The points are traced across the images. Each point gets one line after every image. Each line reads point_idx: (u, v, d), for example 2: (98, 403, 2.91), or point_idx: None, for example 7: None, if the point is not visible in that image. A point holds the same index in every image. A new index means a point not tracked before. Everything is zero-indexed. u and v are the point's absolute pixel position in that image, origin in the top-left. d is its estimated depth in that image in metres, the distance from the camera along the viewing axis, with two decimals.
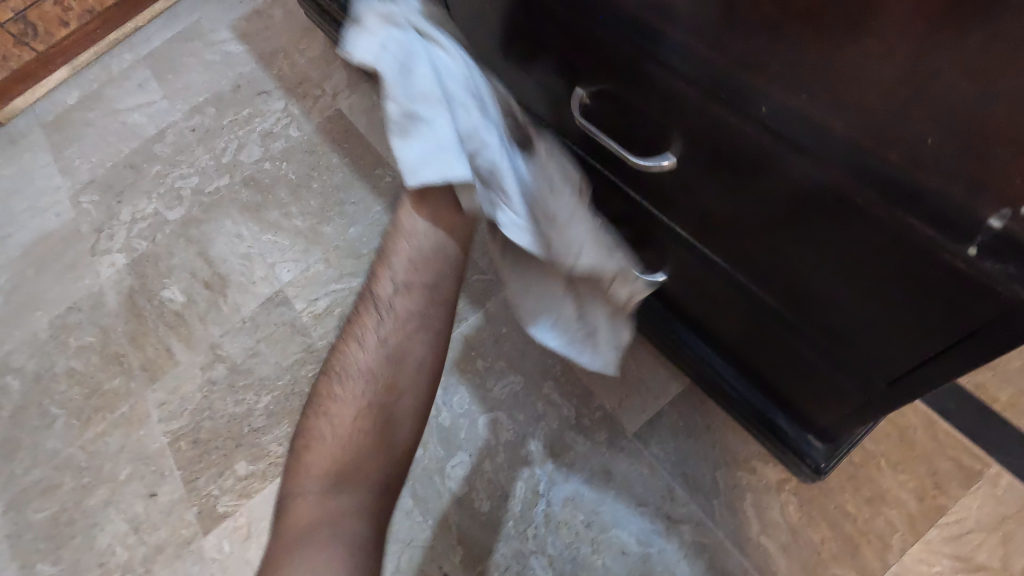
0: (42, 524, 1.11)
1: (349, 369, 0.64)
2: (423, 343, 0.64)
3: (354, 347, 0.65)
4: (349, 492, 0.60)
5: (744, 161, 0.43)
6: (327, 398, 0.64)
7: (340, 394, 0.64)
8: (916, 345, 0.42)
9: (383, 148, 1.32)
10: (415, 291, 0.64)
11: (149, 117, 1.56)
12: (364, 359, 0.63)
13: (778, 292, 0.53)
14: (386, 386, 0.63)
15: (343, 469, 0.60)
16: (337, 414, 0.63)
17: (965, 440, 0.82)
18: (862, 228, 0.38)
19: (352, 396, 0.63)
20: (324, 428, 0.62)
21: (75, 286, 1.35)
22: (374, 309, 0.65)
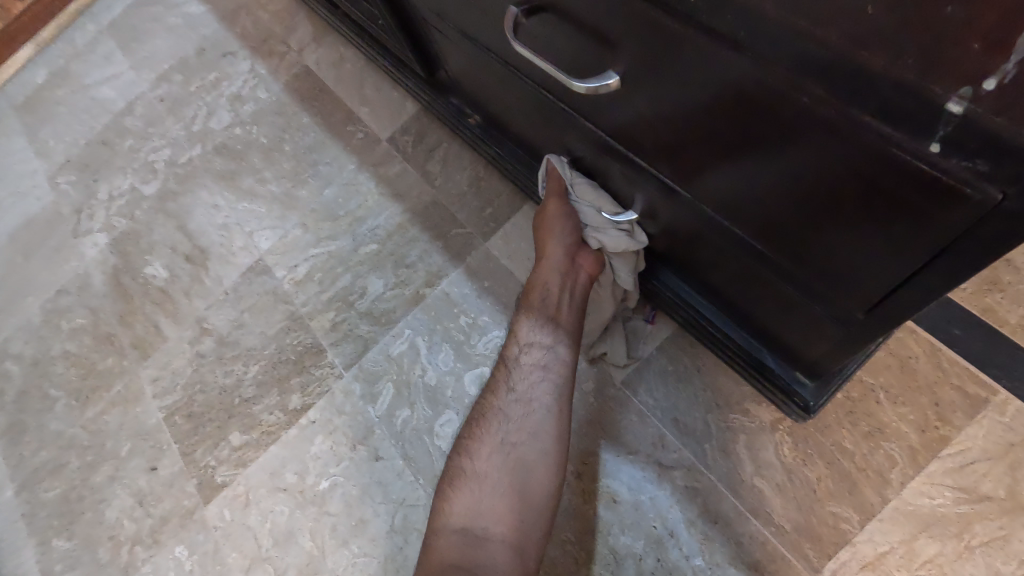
0: (54, 502, 1.14)
1: (494, 411, 0.74)
2: (550, 394, 0.73)
3: (497, 399, 0.74)
4: (483, 530, 0.66)
5: (683, 74, 0.38)
6: (466, 438, 0.74)
7: (473, 445, 0.72)
8: (888, 266, 0.37)
9: (354, 103, 1.25)
10: (553, 347, 0.75)
11: (117, 90, 1.51)
12: (509, 404, 0.73)
13: (743, 222, 0.48)
14: (514, 436, 0.71)
15: (475, 506, 0.68)
16: (473, 462, 0.71)
17: (971, 368, 0.77)
18: (814, 134, 0.33)
19: (492, 434, 0.72)
20: (470, 464, 0.71)
21: (62, 269, 1.34)
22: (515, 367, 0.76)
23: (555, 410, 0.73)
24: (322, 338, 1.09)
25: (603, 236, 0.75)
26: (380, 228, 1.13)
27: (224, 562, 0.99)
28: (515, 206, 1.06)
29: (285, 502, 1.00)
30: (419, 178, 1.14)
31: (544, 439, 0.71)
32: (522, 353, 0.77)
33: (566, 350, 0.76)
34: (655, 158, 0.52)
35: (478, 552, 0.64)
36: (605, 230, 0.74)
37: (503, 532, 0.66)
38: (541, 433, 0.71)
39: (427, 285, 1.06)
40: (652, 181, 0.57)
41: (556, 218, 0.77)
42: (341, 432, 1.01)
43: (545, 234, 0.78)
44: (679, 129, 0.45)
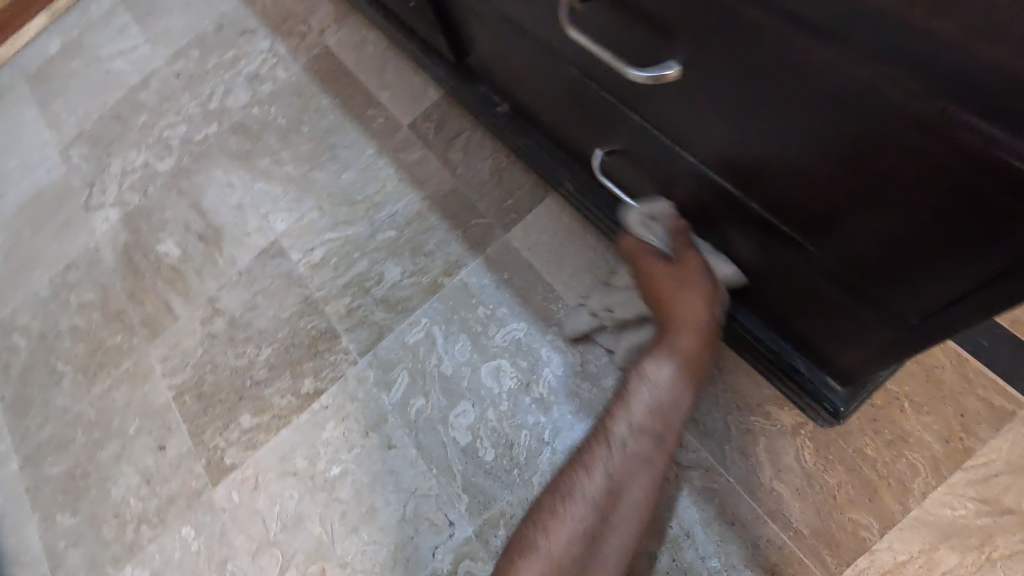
0: (59, 478, 1.13)
1: (579, 489, 0.68)
2: (642, 490, 0.68)
3: (582, 477, 0.69)
4: None
5: (754, 68, 0.38)
6: (543, 507, 0.69)
7: (551, 518, 0.67)
8: (957, 272, 0.37)
9: (374, 86, 1.23)
10: (653, 432, 0.69)
11: (131, 64, 1.48)
12: (595, 486, 0.68)
13: (797, 222, 0.47)
14: (594, 525, 0.66)
15: None
16: (550, 541, 0.66)
17: (998, 380, 0.76)
18: (898, 133, 0.32)
19: (576, 516, 0.67)
20: (545, 540, 0.66)
21: (72, 243, 1.32)
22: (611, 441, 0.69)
23: (643, 507, 0.68)
24: (336, 323, 1.08)
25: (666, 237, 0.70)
26: (398, 214, 1.12)
27: (231, 545, 0.99)
28: (536, 197, 1.05)
29: (295, 487, 0.99)
30: (439, 165, 1.13)
31: (624, 536, 0.67)
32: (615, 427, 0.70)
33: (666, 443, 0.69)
34: (705, 151, 0.51)
35: None
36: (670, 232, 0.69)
37: None
38: (623, 527, 0.67)
39: (444, 274, 1.05)
40: (695, 178, 0.57)
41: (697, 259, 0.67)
42: (353, 418, 1.00)
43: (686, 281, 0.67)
44: (738, 125, 0.44)
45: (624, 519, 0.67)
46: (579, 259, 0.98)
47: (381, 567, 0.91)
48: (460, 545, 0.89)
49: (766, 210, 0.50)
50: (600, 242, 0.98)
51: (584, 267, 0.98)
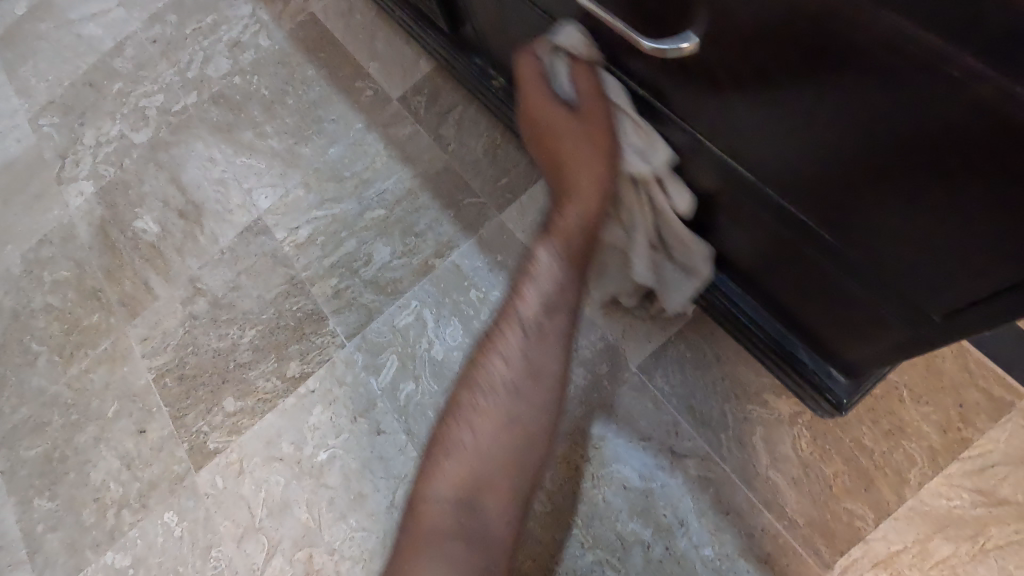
0: (36, 461, 1.09)
1: (506, 336, 0.59)
2: (566, 318, 0.58)
3: (511, 311, 0.59)
4: (474, 480, 0.56)
5: (795, 47, 0.35)
6: (482, 347, 0.60)
7: (480, 361, 0.60)
8: (997, 268, 0.35)
9: (363, 57, 1.18)
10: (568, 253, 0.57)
11: (105, 28, 1.40)
12: (524, 320, 0.58)
13: (816, 211, 0.45)
14: (524, 366, 0.58)
15: (471, 439, 0.56)
16: (483, 382, 0.58)
17: (998, 371, 0.76)
18: (952, 113, 0.30)
19: (501, 356, 0.58)
20: (483, 371, 0.59)
21: (44, 217, 1.26)
22: (519, 322, 0.58)
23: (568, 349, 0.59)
24: (324, 305, 1.04)
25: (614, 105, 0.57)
26: (388, 192, 1.08)
27: (215, 531, 0.97)
28: (532, 177, 1.01)
29: (281, 472, 0.97)
30: (431, 142, 1.08)
31: (549, 373, 0.58)
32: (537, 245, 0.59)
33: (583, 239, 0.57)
34: (719, 133, 0.48)
35: (463, 499, 0.55)
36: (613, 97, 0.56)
37: (503, 494, 0.56)
38: (546, 373, 0.58)
39: (436, 256, 1.01)
40: (706, 164, 0.54)
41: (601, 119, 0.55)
42: (341, 403, 0.98)
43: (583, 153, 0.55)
44: (764, 108, 0.41)
45: (542, 375, 0.58)
46: None
47: (370, 554, 0.90)
48: None
49: (783, 201, 0.48)
50: None
51: None
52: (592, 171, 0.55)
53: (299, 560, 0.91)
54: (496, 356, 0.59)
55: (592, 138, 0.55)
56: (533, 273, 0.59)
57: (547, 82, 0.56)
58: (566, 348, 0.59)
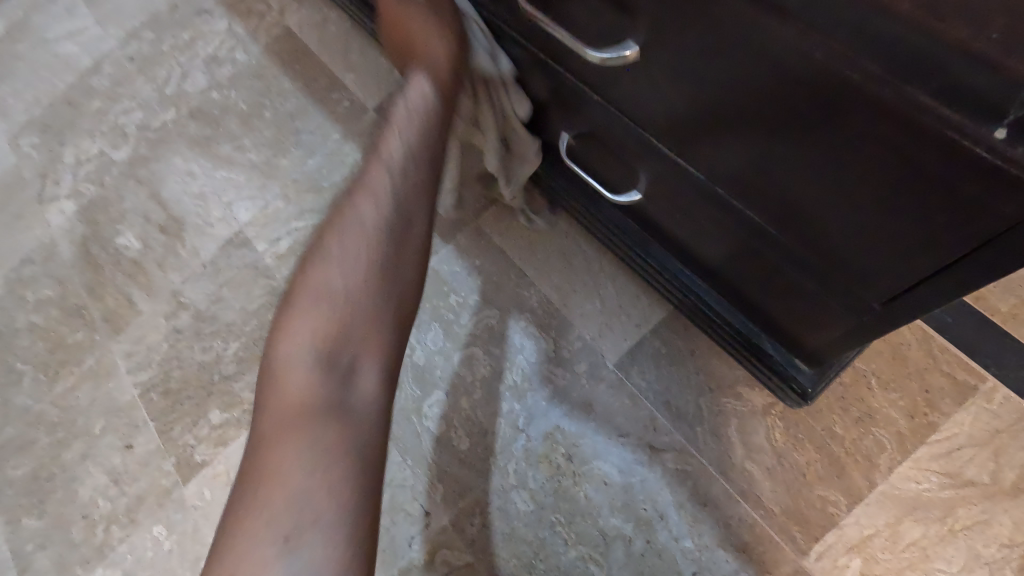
0: (23, 480, 1.09)
1: (350, 239, 0.62)
2: (416, 209, 0.64)
3: (357, 208, 0.63)
4: (331, 370, 0.59)
5: (719, 56, 0.37)
6: (318, 255, 0.62)
7: (313, 267, 0.62)
8: (921, 256, 0.37)
9: (339, 68, 1.19)
10: (407, 151, 0.64)
11: (81, 47, 1.41)
12: (368, 217, 0.62)
13: (758, 207, 0.47)
14: (373, 257, 0.62)
15: (321, 336, 0.59)
16: (331, 284, 0.61)
17: (960, 356, 0.78)
18: (860, 115, 0.32)
19: (347, 256, 0.61)
20: (330, 276, 0.61)
21: (25, 236, 1.27)
22: (368, 199, 0.63)
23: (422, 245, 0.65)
24: None
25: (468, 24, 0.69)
26: None
27: (204, 542, 0.97)
28: None
29: None
30: None
31: (396, 256, 0.62)
32: (373, 157, 0.65)
33: (428, 134, 0.65)
34: (668, 136, 0.50)
35: (313, 390, 0.58)
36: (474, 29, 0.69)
37: (362, 379, 0.59)
38: (388, 259, 0.62)
39: None
40: (660, 163, 0.56)
41: (452, 35, 0.66)
42: None
43: (434, 49, 0.66)
44: (701, 113, 0.44)
45: (374, 260, 0.62)
46: (552, 244, 0.95)
47: None
48: (436, 535, 0.87)
49: (731, 199, 0.50)
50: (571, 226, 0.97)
51: (557, 251, 0.94)
52: (440, 56, 0.66)
53: None
54: (345, 226, 0.62)
55: (446, 39, 0.66)
56: (376, 161, 0.64)
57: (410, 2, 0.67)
58: (417, 246, 0.64)
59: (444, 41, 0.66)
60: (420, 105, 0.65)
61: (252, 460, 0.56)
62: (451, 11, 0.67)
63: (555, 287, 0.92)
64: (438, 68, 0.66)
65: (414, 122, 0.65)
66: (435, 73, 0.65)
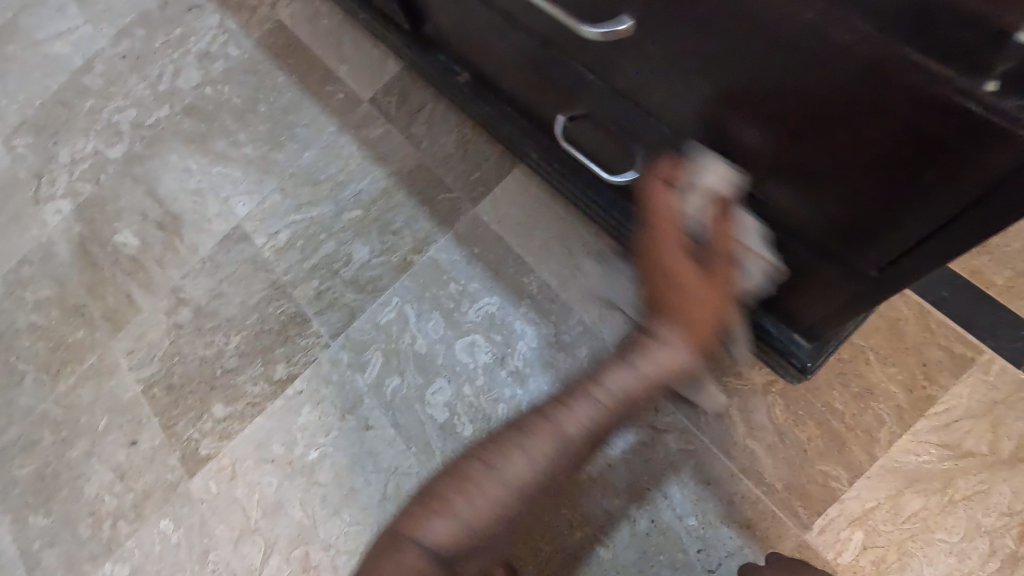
0: (28, 479, 1.10)
1: (562, 433, 0.57)
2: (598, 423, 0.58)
3: (579, 410, 0.57)
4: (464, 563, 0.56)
5: (711, 26, 0.38)
6: (533, 436, 0.57)
7: (526, 442, 0.57)
8: (919, 216, 0.38)
9: (332, 61, 1.19)
10: (653, 367, 0.55)
11: (73, 46, 1.40)
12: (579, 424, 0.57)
13: (756, 180, 0.48)
14: (554, 467, 0.57)
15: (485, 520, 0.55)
16: (521, 464, 0.56)
17: (957, 329, 0.79)
18: (853, 80, 0.33)
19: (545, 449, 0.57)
20: (522, 458, 0.56)
21: (23, 237, 1.27)
22: (561, 434, 0.57)
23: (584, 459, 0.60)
24: (306, 307, 1.05)
25: (744, 237, 0.53)
26: (364, 192, 1.09)
27: (212, 535, 0.98)
28: (503, 169, 1.03)
29: (273, 474, 0.98)
30: (403, 140, 1.10)
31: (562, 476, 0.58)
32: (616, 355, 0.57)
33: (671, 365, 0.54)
34: (661, 111, 0.51)
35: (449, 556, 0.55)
36: (753, 237, 0.54)
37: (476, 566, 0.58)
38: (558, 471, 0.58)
39: (414, 252, 1.03)
40: (654, 140, 0.56)
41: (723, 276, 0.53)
42: (328, 402, 0.99)
43: (708, 286, 0.52)
44: (695, 87, 0.44)
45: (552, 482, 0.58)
46: (550, 231, 0.97)
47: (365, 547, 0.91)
48: None
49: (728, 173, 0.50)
50: (569, 212, 0.97)
51: (555, 239, 0.97)
52: (710, 313, 0.52)
53: (295, 557, 0.93)
54: (560, 424, 0.57)
55: (710, 282, 0.52)
56: (598, 394, 0.57)
57: (679, 220, 0.51)
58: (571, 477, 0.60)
59: (715, 283, 0.52)
60: (667, 353, 0.54)
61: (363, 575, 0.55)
62: (723, 224, 0.51)
63: (554, 272, 0.95)
64: (695, 316, 0.52)
65: (657, 360, 0.54)
66: (693, 336, 0.53)
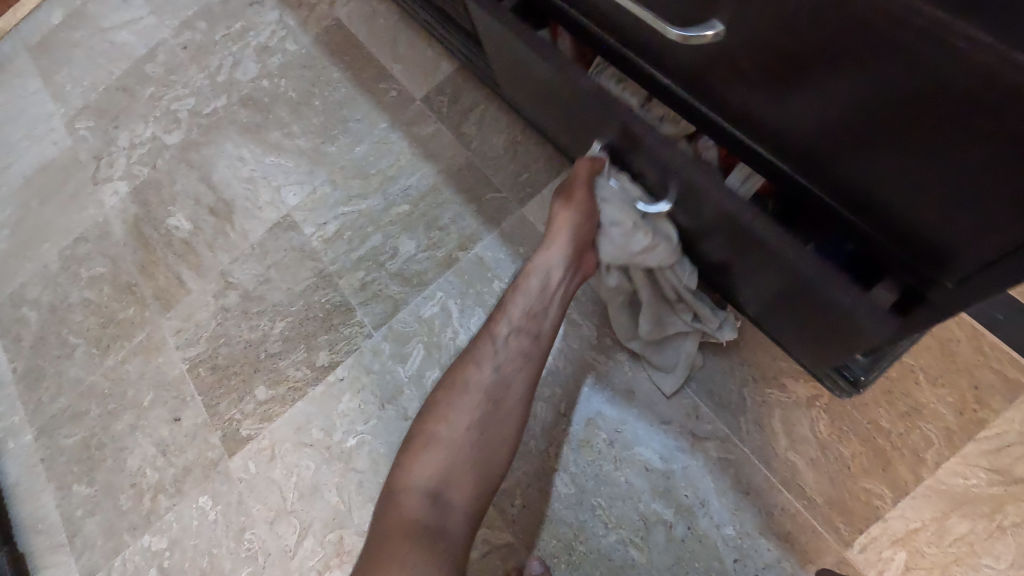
0: (74, 449, 1.13)
1: (478, 369, 0.72)
2: (523, 362, 0.72)
3: (486, 350, 0.73)
4: (449, 494, 0.66)
5: (820, 27, 0.38)
6: (465, 372, 0.72)
7: (458, 380, 0.72)
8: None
9: (387, 59, 1.22)
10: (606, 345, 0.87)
11: (137, 35, 1.46)
12: (505, 357, 0.72)
13: (842, 178, 0.48)
14: (495, 401, 0.71)
15: (447, 456, 0.67)
16: (460, 398, 0.71)
17: (1012, 353, 0.77)
18: (962, 87, 0.33)
19: (477, 386, 0.71)
20: (465, 390, 0.71)
21: (81, 215, 1.31)
22: (483, 370, 0.71)
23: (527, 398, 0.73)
24: (351, 297, 1.08)
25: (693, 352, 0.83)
26: (412, 188, 1.12)
27: (248, 514, 1.00)
28: (552, 172, 1.05)
29: (311, 458, 1.00)
30: (454, 139, 1.12)
31: (513, 417, 0.71)
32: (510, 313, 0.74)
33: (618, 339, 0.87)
34: (748, 107, 0.51)
35: (431, 480, 0.66)
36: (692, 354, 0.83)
37: (466, 507, 0.66)
38: (512, 408, 0.71)
39: (459, 248, 1.05)
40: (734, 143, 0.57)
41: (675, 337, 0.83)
42: (369, 390, 1.01)
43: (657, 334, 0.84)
44: (791, 83, 0.45)
45: (504, 427, 0.71)
46: None
47: None
48: None
49: (821, 171, 0.50)
50: None
51: None
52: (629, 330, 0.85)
53: (331, 541, 0.94)
54: (477, 364, 0.72)
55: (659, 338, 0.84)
56: (500, 335, 0.73)
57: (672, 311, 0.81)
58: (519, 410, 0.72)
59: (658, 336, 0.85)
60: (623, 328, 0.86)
61: (376, 546, 0.62)
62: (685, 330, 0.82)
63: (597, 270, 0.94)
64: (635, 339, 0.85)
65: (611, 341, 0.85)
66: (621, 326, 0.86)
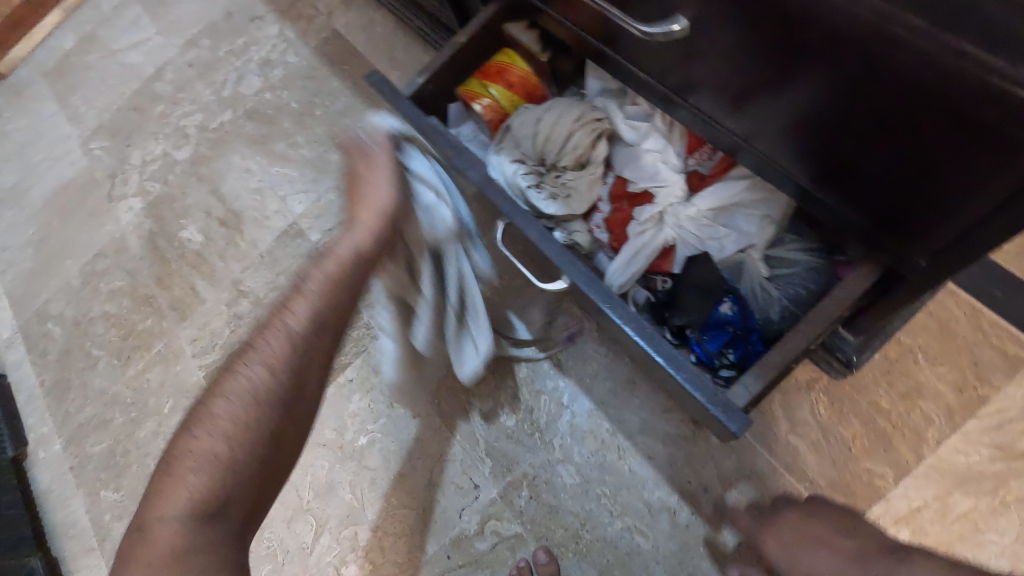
0: (100, 456, 1.18)
1: (241, 374, 0.62)
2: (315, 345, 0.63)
3: (272, 337, 0.63)
4: (209, 510, 0.56)
5: (773, 24, 0.41)
6: (233, 372, 0.62)
7: (222, 385, 0.62)
8: (987, 191, 0.38)
9: (384, 67, 1.25)
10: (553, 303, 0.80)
11: (146, 56, 1.51)
12: (278, 348, 0.63)
13: (808, 168, 0.50)
14: (269, 390, 0.61)
15: (207, 468, 0.58)
16: (223, 405, 0.61)
17: (1011, 329, 0.77)
18: (903, 72, 0.36)
19: (242, 388, 0.61)
20: (220, 399, 0.61)
21: (98, 232, 1.36)
22: (252, 364, 0.62)
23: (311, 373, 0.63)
24: None
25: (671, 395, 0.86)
26: None
27: None
28: None
29: (326, 457, 1.00)
30: None
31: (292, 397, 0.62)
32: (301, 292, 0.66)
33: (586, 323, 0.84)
34: (716, 104, 0.54)
35: (186, 503, 0.56)
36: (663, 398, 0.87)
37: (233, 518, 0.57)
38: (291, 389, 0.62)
39: None
40: (711, 140, 0.59)
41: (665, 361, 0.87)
42: (378, 389, 1.01)
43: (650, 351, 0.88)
44: (753, 78, 0.47)
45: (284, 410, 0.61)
46: None
47: (411, 530, 0.93)
48: (487, 507, 0.90)
49: (790, 162, 0.52)
50: None
51: None
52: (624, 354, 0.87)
53: (346, 537, 0.96)
54: (248, 359, 0.62)
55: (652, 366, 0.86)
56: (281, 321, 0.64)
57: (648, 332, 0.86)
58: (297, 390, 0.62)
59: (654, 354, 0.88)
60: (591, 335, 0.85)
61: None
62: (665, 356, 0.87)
63: None
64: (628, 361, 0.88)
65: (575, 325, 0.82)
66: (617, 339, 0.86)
